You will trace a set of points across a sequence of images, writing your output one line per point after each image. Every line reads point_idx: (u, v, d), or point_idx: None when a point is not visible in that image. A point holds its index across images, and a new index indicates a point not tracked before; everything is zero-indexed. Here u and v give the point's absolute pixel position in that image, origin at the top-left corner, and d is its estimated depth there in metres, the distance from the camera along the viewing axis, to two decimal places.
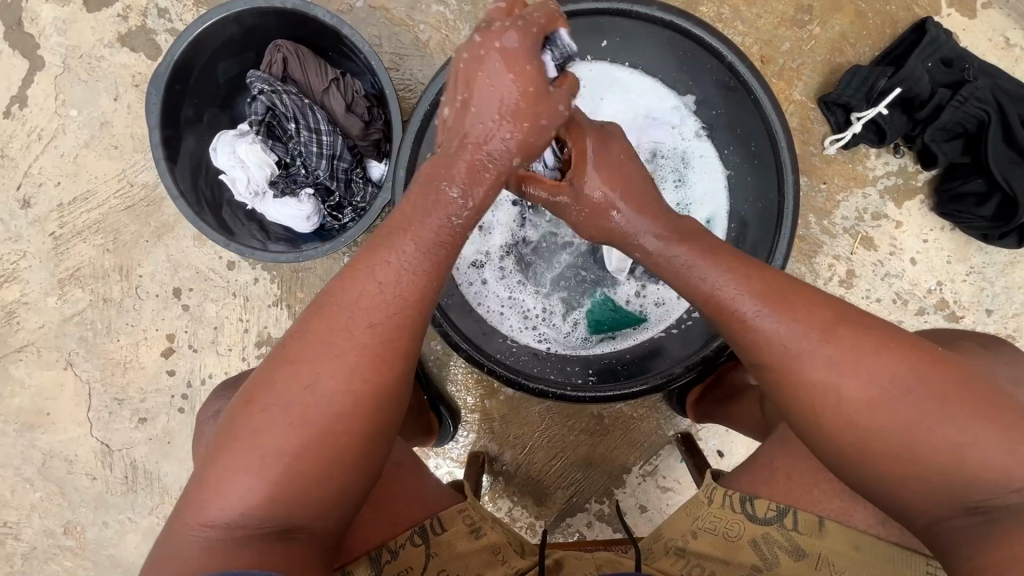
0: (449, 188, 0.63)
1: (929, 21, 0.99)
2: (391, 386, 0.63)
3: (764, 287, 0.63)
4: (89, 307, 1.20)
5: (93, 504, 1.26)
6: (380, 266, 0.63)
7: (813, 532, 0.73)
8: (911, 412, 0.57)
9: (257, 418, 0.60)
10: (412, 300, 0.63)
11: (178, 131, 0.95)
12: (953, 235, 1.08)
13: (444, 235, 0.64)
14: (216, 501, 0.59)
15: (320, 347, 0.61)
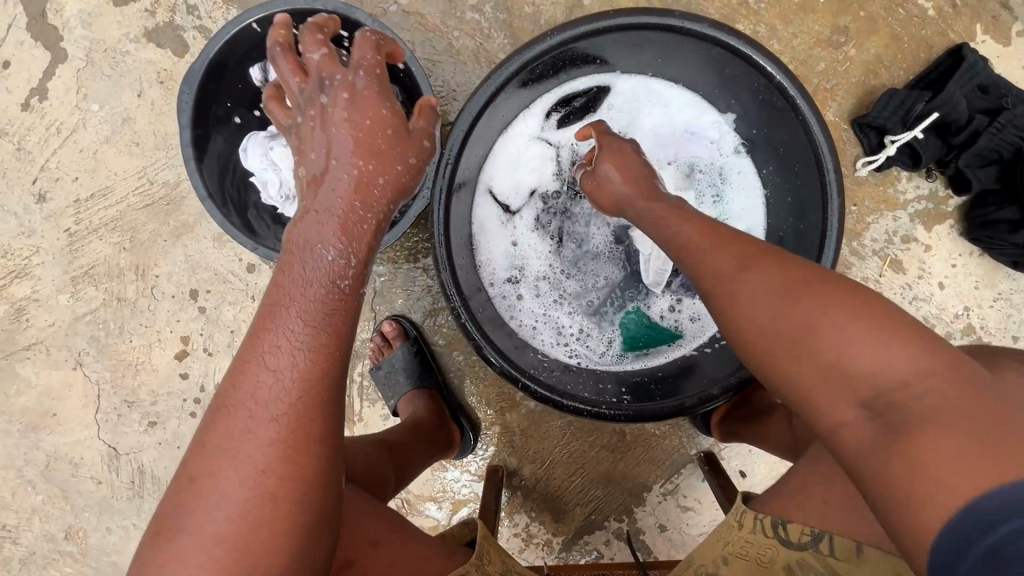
0: (325, 253, 0.59)
1: (966, 47, 0.99)
2: (314, 472, 0.55)
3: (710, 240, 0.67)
4: (102, 306, 1.17)
5: (97, 508, 1.22)
6: (290, 346, 0.56)
7: (851, 559, 0.67)
8: (880, 379, 0.51)
9: (164, 553, 0.52)
10: (315, 376, 0.57)
11: (208, 130, 0.93)
12: (982, 260, 1.08)
13: (328, 296, 0.59)
14: None
15: (219, 457, 0.54)
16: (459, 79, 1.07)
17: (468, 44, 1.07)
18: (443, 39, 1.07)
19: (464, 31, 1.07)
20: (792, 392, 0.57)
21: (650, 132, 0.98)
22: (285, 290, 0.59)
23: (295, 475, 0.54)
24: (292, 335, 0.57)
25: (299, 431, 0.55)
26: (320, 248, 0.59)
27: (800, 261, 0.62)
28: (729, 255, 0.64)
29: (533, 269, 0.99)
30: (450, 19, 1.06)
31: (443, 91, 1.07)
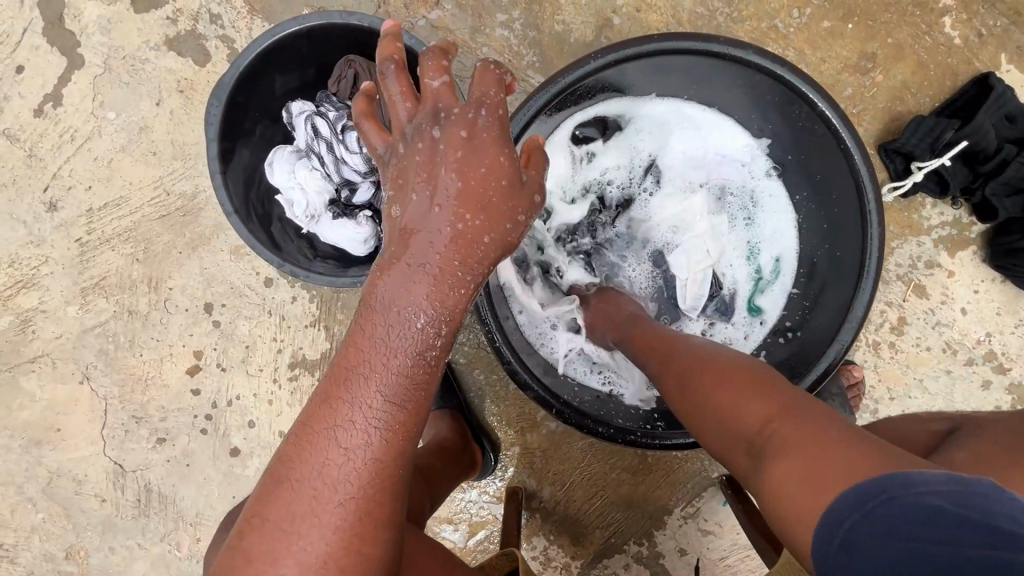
0: (416, 321, 0.58)
1: (992, 76, 1.00)
2: (376, 549, 0.58)
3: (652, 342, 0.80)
4: (112, 318, 1.14)
5: (100, 527, 1.18)
6: (365, 429, 0.58)
7: None
8: (769, 422, 0.60)
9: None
10: (388, 456, 0.59)
11: (234, 143, 0.91)
12: (1004, 287, 1.09)
13: (411, 381, 0.59)
14: None
15: (287, 533, 0.56)
16: None
17: (496, 60, 1.06)
18: (471, 54, 1.06)
19: (493, 48, 1.06)
20: (718, 451, 0.66)
21: (678, 154, 0.99)
22: (363, 360, 0.58)
23: (359, 564, 0.57)
24: (371, 418, 0.58)
25: (366, 519, 0.58)
26: (408, 318, 0.58)
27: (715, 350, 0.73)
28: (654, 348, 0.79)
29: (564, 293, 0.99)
30: (479, 35, 1.06)
31: None
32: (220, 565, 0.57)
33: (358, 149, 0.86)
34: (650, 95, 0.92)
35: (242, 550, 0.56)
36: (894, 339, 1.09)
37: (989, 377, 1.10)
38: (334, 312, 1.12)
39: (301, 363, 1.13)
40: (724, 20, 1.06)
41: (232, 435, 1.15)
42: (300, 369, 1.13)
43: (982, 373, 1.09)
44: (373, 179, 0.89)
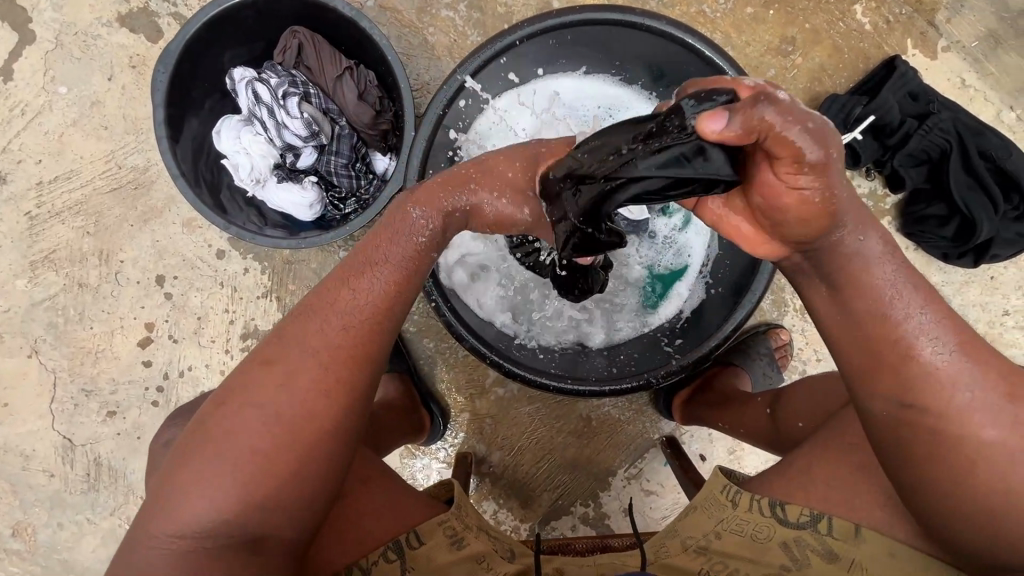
0: (417, 222, 0.70)
1: (897, 58, 1.09)
2: (359, 388, 0.66)
3: (953, 335, 0.60)
4: (62, 291, 1.15)
5: (48, 503, 1.17)
6: (371, 286, 0.68)
7: (847, 537, 0.69)
8: (981, 447, 0.60)
9: (229, 421, 0.63)
10: (383, 307, 0.68)
11: (183, 112, 0.94)
12: (916, 255, 1.16)
13: (414, 259, 0.70)
14: (184, 501, 0.60)
15: (292, 353, 0.65)
16: (433, 73, 1.11)
17: (442, 40, 1.11)
18: (418, 34, 1.11)
19: (438, 28, 1.11)
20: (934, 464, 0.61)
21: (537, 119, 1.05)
22: (378, 241, 0.69)
23: (345, 389, 0.65)
24: (379, 277, 0.68)
25: (360, 357, 0.67)
26: (415, 216, 0.70)
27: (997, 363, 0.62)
28: (945, 339, 0.60)
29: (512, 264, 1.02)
30: (425, 15, 1.11)
31: (419, 84, 1.11)
32: (234, 379, 0.66)
33: (299, 115, 0.91)
34: (578, 68, 1.02)
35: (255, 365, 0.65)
36: None
37: None
38: (286, 283, 1.15)
39: (253, 334, 1.15)
40: (656, 5, 1.13)
41: None
42: (252, 340, 1.15)
43: None
44: (314, 143, 0.93)
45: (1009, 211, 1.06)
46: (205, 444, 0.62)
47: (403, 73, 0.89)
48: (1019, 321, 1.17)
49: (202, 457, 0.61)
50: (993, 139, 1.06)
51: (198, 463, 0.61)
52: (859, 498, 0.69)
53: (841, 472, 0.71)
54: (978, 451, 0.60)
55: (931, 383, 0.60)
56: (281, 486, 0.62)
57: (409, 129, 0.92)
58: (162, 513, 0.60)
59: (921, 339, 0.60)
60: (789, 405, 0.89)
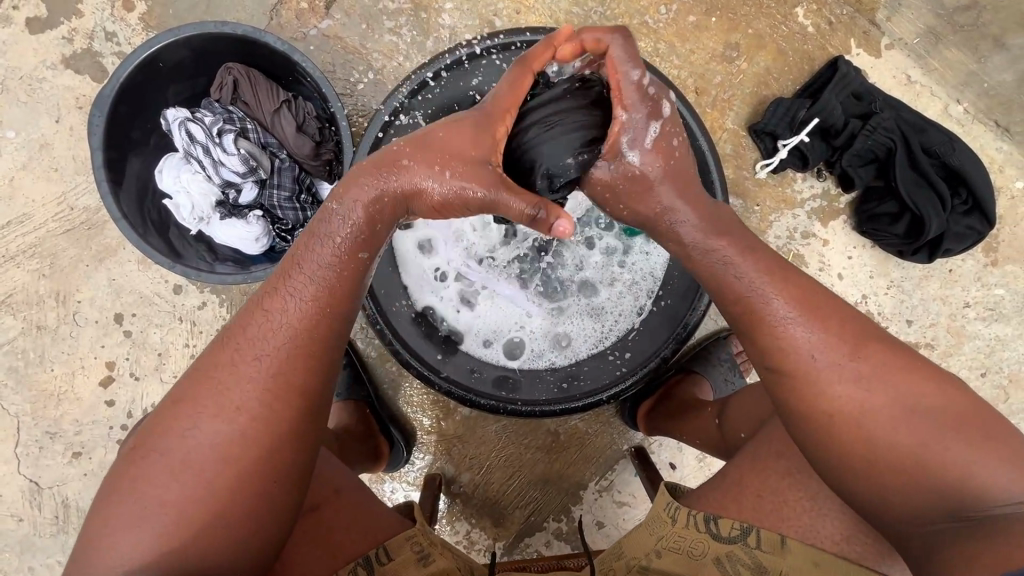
0: (335, 219, 0.66)
1: (841, 59, 1.10)
2: (286, 417, 0.62)
3: (799, 295, 0.64)
4: (21, 335, 1.15)
5: (18, 547, 1.16)
6: (291, 304, 0.65)
7: (778, 550, 0.69)
8: (840, 398, 0.61)
9: (140, 463, 0.60)
10: (305, 326, 0.65)
11: (124, 153, 0.94)
12: (873, 252, 1.16)
13: (341, 266, 0.66)
14: (100, 558, 0.56)
15: (208, 389, 0.62)
16: (380, 97, 1.11)
17: (387, 64, 1.11)
18: (363, 59, 1.11)
19: (383, 53, 1.11)
20: (798, 422, 0.64)
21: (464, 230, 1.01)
22: (300, 255, 0.67)
23: (271, 418, 0.62)
24: (297, 292, 0.65)
25: (285, 377, 0.63)
26: (334, 211, 0.66)
27: (858, 319, 0.65)
28: (803, 292, 0.64)
29: (485, 270, 1.02)
30: (369, 41, 1.11)
31: (365, 109, 1.11)
32: (146, 426, 0.63)
33: (236, 152, 0.93)
34: None
35: (166, 404, 0.63)
36: None
37: None
38: None
39: None
40: (599, 19, 1.13)
41: None
42: None
43: None
44: (254, 178, 0.95)
45: (959, 205, 1.09)
46: (118, 494, 0.59)
47: (339, 104, 0.90)
48: (981, 312, 1.17)
49: (113, 511, 0.58)
50: (936, 135, 1.08)
51: (111, 516, 0.58)
52: (785, 508, 0.71)
53: (768, 482, 0.73)
54: (841, 408, 0.61)
55: (784, 341, 0.63)
56: (206, 524, 0.58)
57: (347, 156, 0.92)
58: (81, 568, 0.57)
59: (778, 304, 0.64)
60: (731, 414, 0.90)
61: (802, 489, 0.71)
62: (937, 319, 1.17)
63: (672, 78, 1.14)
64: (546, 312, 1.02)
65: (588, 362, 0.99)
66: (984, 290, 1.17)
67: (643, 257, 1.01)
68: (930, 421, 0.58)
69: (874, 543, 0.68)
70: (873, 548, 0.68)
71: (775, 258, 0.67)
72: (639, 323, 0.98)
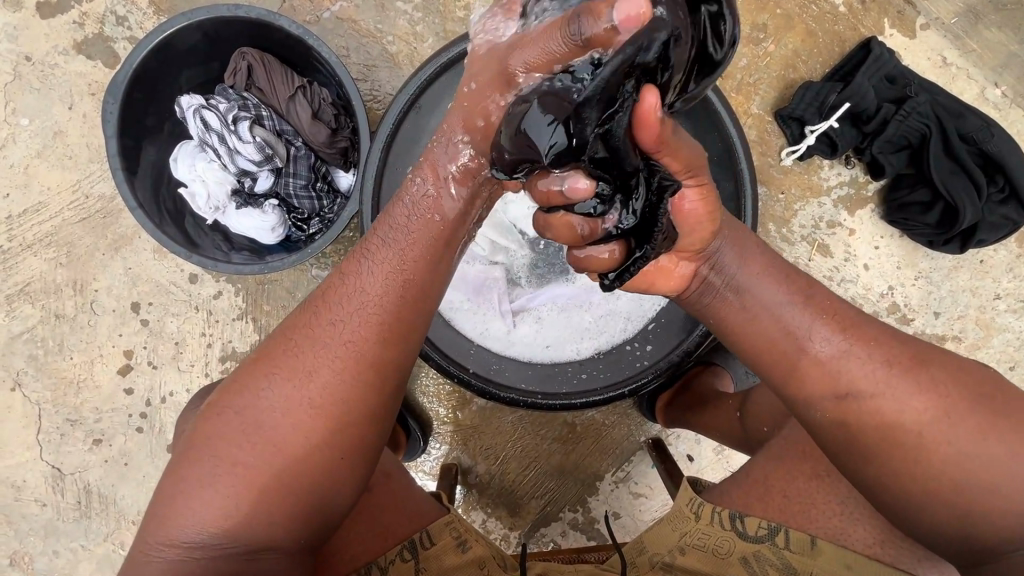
0: (424, 179, 0.63)
1: (874, 40, 1.06)
2: (360, 395, 0.61)
3: (839, 318, 0.64)
4: (40, 323, 1.15)
5: (42, 531, 1.17)
6: (367, 273, 0.63)
7: (805, 551, 0.68)
8: (912, 424, 0.60)
9: (217, 423, 0.61)
10: (376, 297, 0.63)
11: (138, 141, 0.93)
12: (902, 242, 1.13)
13: (416, 232, 0.63)
14: (178, 516, 0.58)
15: (283, 354, 0.62)
16: (395, 83, 1.08)
17: (403, 49, 1.08)
18: (377, 43, 1.08)
19: (398, 36, 1.08)
20: (868, 452, 0.62)
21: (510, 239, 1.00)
22: (380, 220, 0.65)
23: (341, 394, 0.61)
24: (376, 261, 0.64)
25: (359, 354, 0.62)
26: (413, 176, 0.64)
27: (907, 337, 0.65)
28: (842, 316, 0.64)
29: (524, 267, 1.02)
30: (383, 24, 1.08)
31: (380, 95, 1.08)
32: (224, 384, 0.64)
33: (251, 140, 0.91)
34: None
35: (247, 363, 0.63)
36: None
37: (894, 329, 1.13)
38: (260, 303, 1.14)
39: (232, 357, 1.14)
40: None
41: (168, 432, 1.16)
42: (230, 363, 1.14)
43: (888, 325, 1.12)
44: (270, 167, 0.93)
45: (995, 193, 1.05)
46: (196, 452, 0.60)
47: (356, 90, 0.88)
48: (1011, 305, 1.14)
49: (189, 470, 0.59)
50: (973, 120, 1.03)
51: (189, 472, 0.59)
52: (813, 509, 0.69)
53: (794, 482, 0.71)
54: (920, 435, 0.59)
55: (837, 366, 0.62)
56: (275, 497, 0.59)
57: (363, 144, 0.90)
58: (154, 520, 0.59)
59: (821, 326, 0.63)
60: (754, 404, 0.89)
61: (832, 492, 0.70)
62: (965, 312, 1.13)
63: None
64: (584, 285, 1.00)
65: (610, 356, 0.97)
66: (1016, 282, 1.13)
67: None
68: (1011, 440, 0.58)
69: (907, 547, 0.67)
70: (907, 550, 0.67)
71: (813, 284, 0.67)
72: (661, 316, 0.97)
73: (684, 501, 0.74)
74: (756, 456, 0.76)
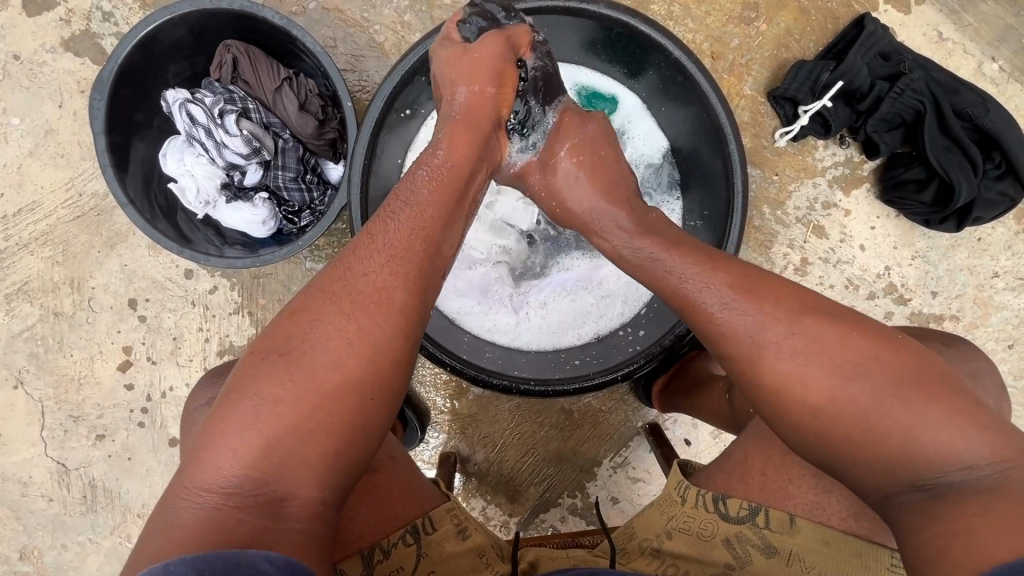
0: (443, 148, 0.72)
1: (867, 16, 1.04)
2: (390, 340, 0.60)
3: (733, 280, 0.65)
4: (39, 322, 1.16)
5: (50, 526, 1.19)
6: (398, 225, 0.66)
7: (784, 529, 0.69)
8: (786, 379, 0.59)
9: (255, 368, 0.59)
10: (410, 246, 0.65)
11: (127, 137, 0.93)
12: (898, 221, 1.12)
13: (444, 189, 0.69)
14: (213, 463, 0.55)
15: (321, 300, 0.62)
16: (382, 72, 1.08)
17: (390, 38, 1.08)
18: (365, 33, 1.07)
19: (386, 25, 1.07)
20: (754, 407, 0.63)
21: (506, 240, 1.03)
22: (402, 184, 0.70)
23: (376, 336, 0.60)
24: (407, 214, 0.66)
25: (391, 298, 0.62)
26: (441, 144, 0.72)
27: (795, 287, 0.64)
28: (739, 279, 0.65)
29: (523, 263, 1.03)
30: (371, 13, 1.07)
31: (368, 85, 1.08)
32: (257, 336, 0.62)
33: (238, 133, 0.91)
34: None
35: (285, 313, 0.62)
36: (800, 280, 1.11)
37: (892, 309, 1.12)
38: (256, 298, 1.14)
39: (229, 351, 1.15)
40: None
41: (169, 427, 1.17)
42: (228, 356, 1.15)
43: (885, 306, 1.12)
44: (258, 159, 0.93)
45: (991, 169, 1.03)
46: (233, 396, 0.57)
47: (341, 81, 0.88)
48: (1010, 282, 1.13)
49: (225, 416, 0.57)
50: (968, 95, 1.02)
51: (225, 417, 0.57)
52: (790, 486, 0.70)
53: (771, 460, 0.71)
54: (793, 388, 0.59)
55: (725, 331, 0.63)
56: (308, 443, 0.56)
57: (351, 134, 0.89)
58: (187, 470, 0.56)
59: (712, 291, 0.65)
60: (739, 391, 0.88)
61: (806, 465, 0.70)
62: (963, 290, 1.12)
63: (687, 41, 1.09)
64: (584, 272, 1.03)
65: (605, 341, 0.99)
66: (1015, 259, 1.12)
67: (643, 138, 1.03)
68: (889, 385, 0.56)
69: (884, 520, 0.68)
70: (880, 523, 0.68)
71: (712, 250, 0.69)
72: (654, 301, 0.99)
73: (673, 484, 0.74)
74: (739, 436, 0.76)
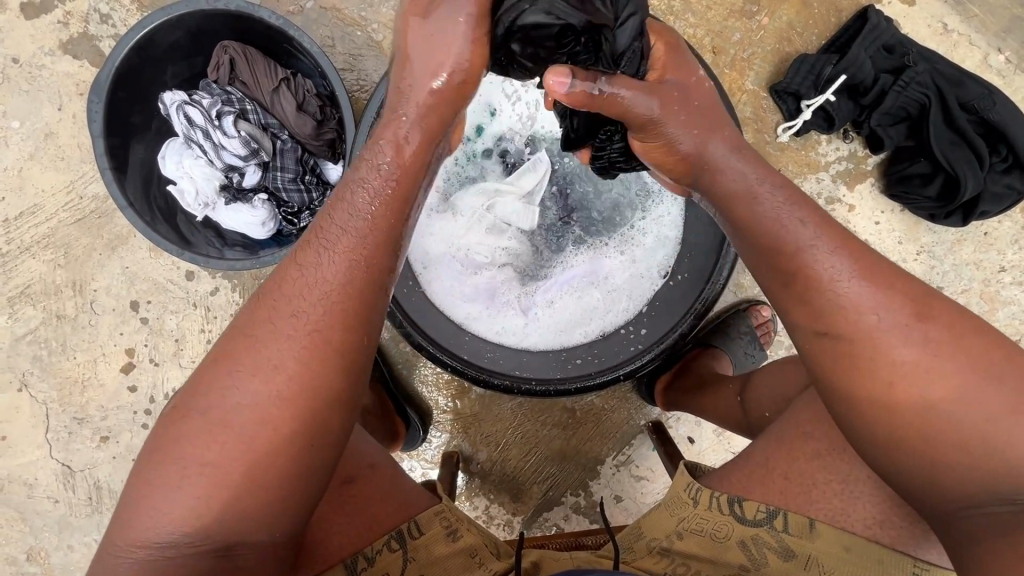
0: (386, 153, 0.65)
1: (871, 8, 1.03)
2: (322, 383, 0.61)
3: (860, 260, 0.63)
4: (42, 324, 1.16)
5: (57, 527, 1.20)
6: (326, 260, 0.63)
7: (803, 533, 0.69)
8: (898, 369, 0.60)
9: (182, 424, 0.60)
10: (339, 283, 0.63)
11: (125, 139, 0.93)
12: (903, 216, 1.10)
13: (376, 216, 0.64)
14: (147, 520, 0.57)
15: (244, 348, 0.61)
16: (381, 71, 1.07)
17: (388, 36, 1.07)
18: (363, 32, 1.07)
19: (384, 24, 1.07)
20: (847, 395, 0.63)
21: (506, 237, 1.01)
22: (334, 204, 0.65)
23: (308, 382, 0.60)
24: (334, 247, 0.63)
25: (322, 340, 0.61)
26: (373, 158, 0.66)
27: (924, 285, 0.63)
28: (864, 258, 0.63)
29: (520, 263, 1.02)
30: (369, 12, 1.07)
31: (367, 84, 1.07)
32: (183, 388, 0.63)
33: (236, 134, 0.91)
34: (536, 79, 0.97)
35: (208, 361, 0.62)
36: None
37: None
38: None
39: None
40: None
41: None
42: None
43: None
44: (256, 161, 0.93)
45: (997, 163, 1.02)
46: (162, 453, 0.59)
47: (338, 80, 0.87)
48: (1017, 277, 1.11)
49: (156, 473, 0.59)
50: (973, 88, 1.01)
51: (156, 474, 0.59)
52: (813, 491, 0.69)
53: (795, 463, 0.71)
54: (906, 379, 0.59)
55: (840, 308, 0.62)
56: (245, 492, 0.59)
57: (349, 133, 0.89)
58: (121, 525, 0.59)
59: (833, 261, 0.63)
60: (754, 395, 0.88)
61: (833, 471, 0.70)
62: (969, 286, 1.11)
63: (688, 36, 1.08)
64: (587, 270, 1.01)
65: (608, 339, 0.98)
66: (1021, 253, 1.11)
67: None
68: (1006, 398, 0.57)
69: (906, 526, 0.67)
70: (909, 532, 0.67)
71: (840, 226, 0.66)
72: (656, 299, 0.98)
73: (681, 486, 0.74)
74: (760, 438, 0.76)
